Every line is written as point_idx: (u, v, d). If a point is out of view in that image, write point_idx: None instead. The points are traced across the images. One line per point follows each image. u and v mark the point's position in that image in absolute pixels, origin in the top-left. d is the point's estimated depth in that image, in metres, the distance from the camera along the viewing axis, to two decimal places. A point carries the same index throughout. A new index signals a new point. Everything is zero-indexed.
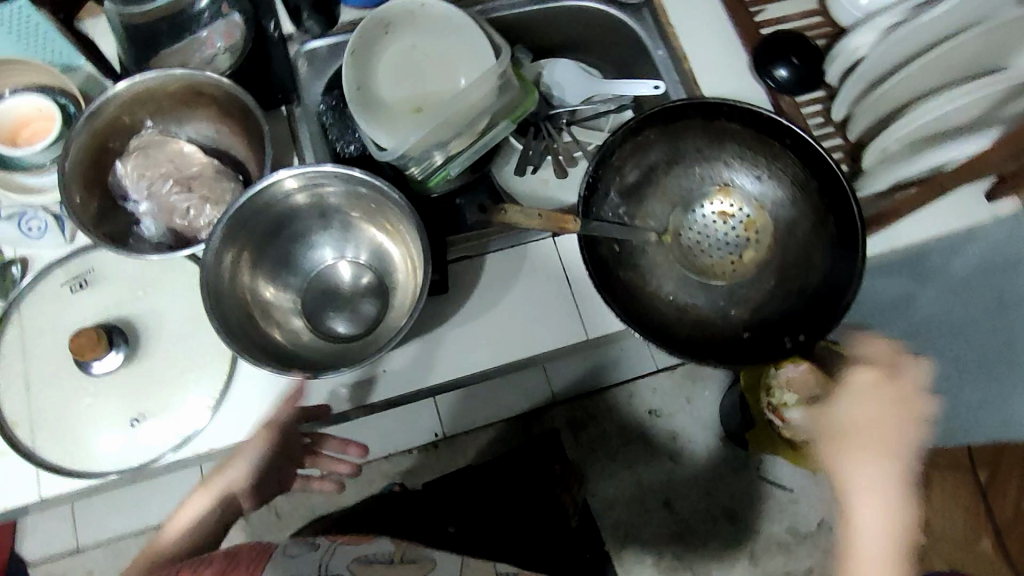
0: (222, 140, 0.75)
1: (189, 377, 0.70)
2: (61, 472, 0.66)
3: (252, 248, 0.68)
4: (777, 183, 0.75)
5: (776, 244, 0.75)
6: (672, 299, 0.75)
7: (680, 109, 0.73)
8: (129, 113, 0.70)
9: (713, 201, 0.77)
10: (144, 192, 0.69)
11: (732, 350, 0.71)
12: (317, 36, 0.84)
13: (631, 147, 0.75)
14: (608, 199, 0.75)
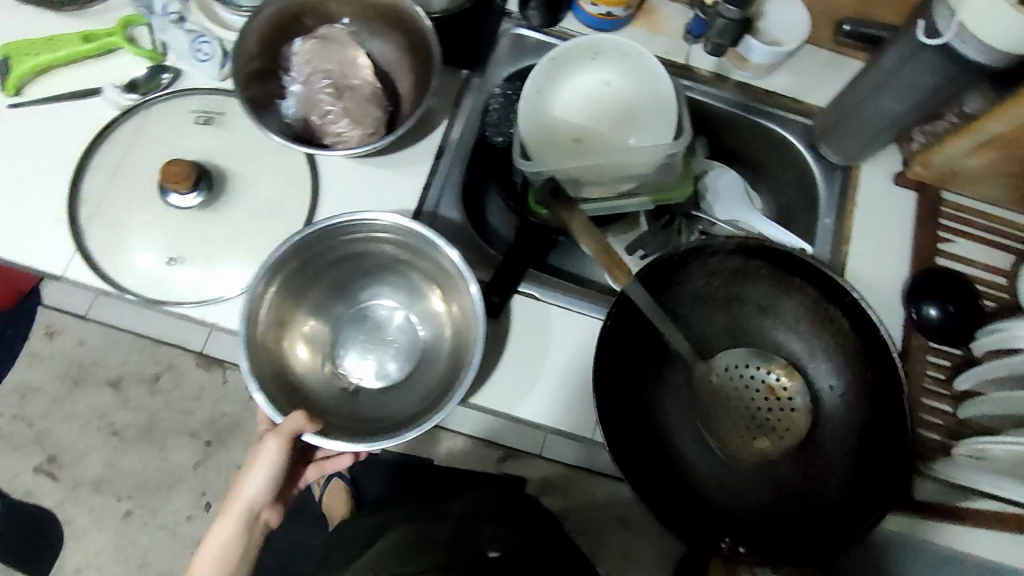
0: (394, 70, 0.76)
1: (238, 251, 0.72)
2: (91, 263, 0.70)
3: (300, 295, 0.72)
4: (840, 396, 0.71)
5: (800, 449, 0.72)
6: (666, 422, 0.72)
7: (808, 269, 0.68)
8: (333, 4, 0.73)
9: (771, 369, 0.74)
10: (303, 77, 0.72)
11: (688, 504, 0.67)
12: (532, 27, 0.83)
13: (736, 265, 0.71)
14: (677, 285, 0.72)
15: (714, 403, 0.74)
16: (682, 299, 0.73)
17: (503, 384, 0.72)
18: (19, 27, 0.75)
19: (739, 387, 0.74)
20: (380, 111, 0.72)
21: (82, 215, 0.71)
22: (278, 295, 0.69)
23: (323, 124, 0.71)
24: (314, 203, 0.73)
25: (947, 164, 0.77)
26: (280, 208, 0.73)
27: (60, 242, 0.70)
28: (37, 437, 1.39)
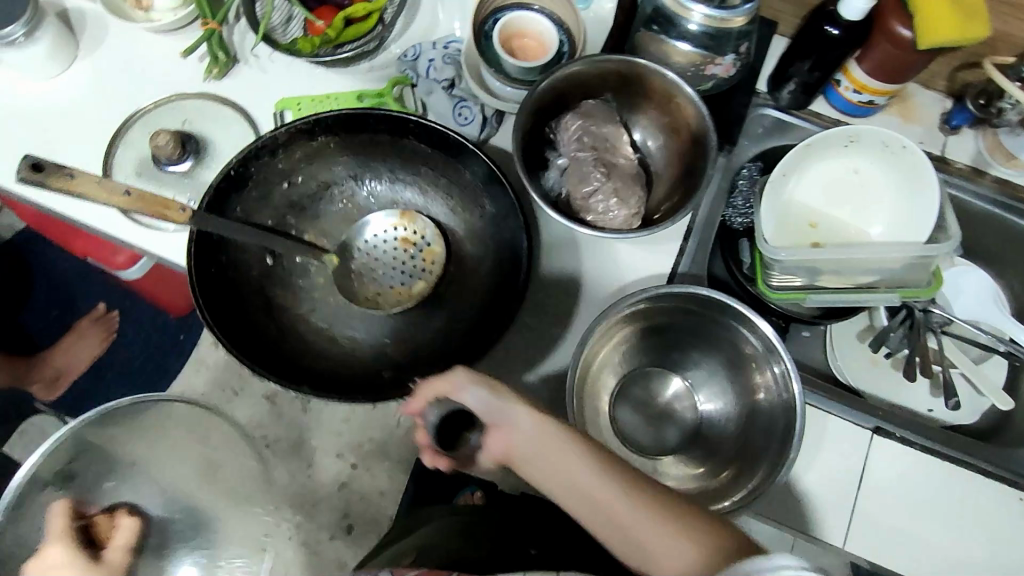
0: (652, 150, 0.76)
1: None
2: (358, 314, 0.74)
3: (627, 337, 0.69)
4: (461, 222, 0.75)
5: (445, 280, 0.75)
6: (325, 329, 0.73)
7: (364, 115, 0.69)
8: (603, 79, 0.73)
9: (396, 223, 0.76)
10: (570, 153, 0.72)
11: (360, 387, 0.68)
12: (779, 107, 0.81)
13: (305, 151, 0.71)
14: (238, 193, 0.69)
15: (353, 276, 0.75)
16: (241, 213, 0.70)
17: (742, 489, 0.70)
18: (295, 84, 0.80)
19: (377, 257, 0.76)
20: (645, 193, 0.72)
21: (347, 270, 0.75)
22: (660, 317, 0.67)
23: (586, 199, 0.71)
24: (562, 279, 0.74)
25: None
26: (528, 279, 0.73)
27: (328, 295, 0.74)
28: None
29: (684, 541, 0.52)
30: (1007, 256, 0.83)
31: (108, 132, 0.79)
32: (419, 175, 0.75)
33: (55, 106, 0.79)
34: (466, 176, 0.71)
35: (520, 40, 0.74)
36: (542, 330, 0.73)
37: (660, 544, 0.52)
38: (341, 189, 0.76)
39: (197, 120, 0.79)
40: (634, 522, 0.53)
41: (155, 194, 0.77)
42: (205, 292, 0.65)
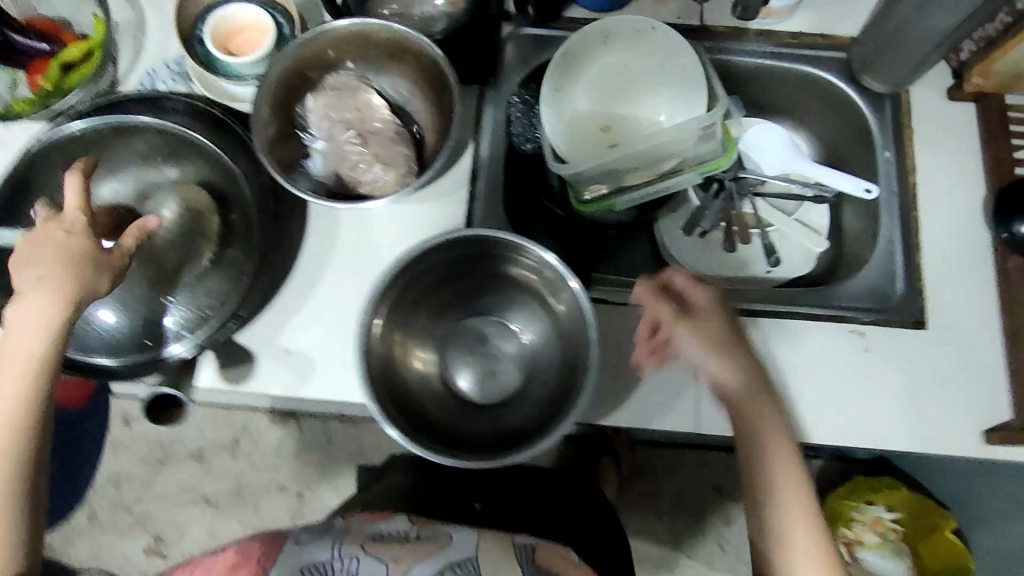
0: (410, 104, 0.75)
1: (293, 326, 0.71)
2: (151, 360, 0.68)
3: (410, 309, 0.68)
4: (238, 186, 0.72)
5: (235, 244, 0.71)
6: (123, 323, 0.68)
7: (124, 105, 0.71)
8: (337, 49, 0.72)
9: (176, 199, 0.71)
10: (324, 133, 0.70)
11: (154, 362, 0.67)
12: (535, 22, 0.80)
13: (83, 149, 0.70)
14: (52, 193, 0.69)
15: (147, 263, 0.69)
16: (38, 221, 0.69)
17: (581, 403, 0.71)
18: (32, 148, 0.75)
19: (166, 236, 0.70)
20: (409, 149, 0.70)
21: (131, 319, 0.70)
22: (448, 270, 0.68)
23: (355, 174, 0.70)
24: (360, 260, 0.73)
25: (1006, 71, 0.71)
26: (325, 273, 0.72)
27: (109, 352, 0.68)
28: (137, 523, 1.41)
29: (803, 523, 0.58)
30: (795, 102, 0.84)
31: None
32: (189, 155, 0.71)
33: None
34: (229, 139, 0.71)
35: (248, 45, 0.72)
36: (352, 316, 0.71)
37: (808, 556, 0.57)
38: (128, 179, 0.71)
39: None
40: (776, 470, 0.60)
41: None
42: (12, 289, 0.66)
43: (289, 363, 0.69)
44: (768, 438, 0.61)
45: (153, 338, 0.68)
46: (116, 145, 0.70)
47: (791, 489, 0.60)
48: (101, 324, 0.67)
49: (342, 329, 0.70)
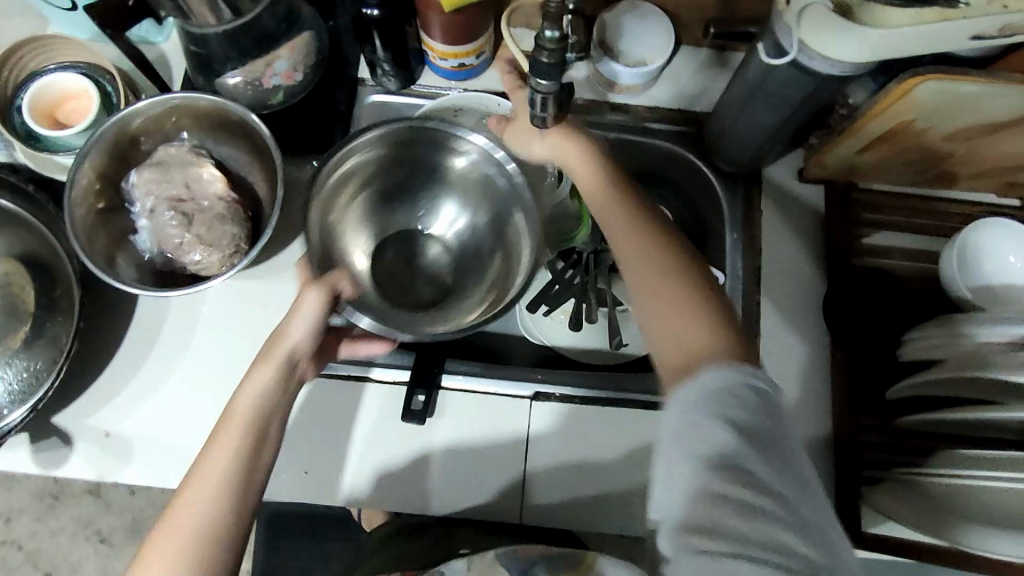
0: (249, 175, 0.74)
1: (113, 404, 0.69)
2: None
3: (371, 196, 0.72)
4: (58, 260, 0.70)
5: (53, 320, 0.69)
6: None
7: None
8: (168, 120, 0.71)
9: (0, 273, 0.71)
10: (148, 210, 0.69)
11: None
12: (389, 90, 0.79)
13: None
14: None
15: None
16: None
17: (404, 488, 0.71)
18: None
19: None
20: (237, 228, 0.69)
21: None
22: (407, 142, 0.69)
23: (179, 252, 0.69)
24: (188, 335, 0.71)
25: (841, 162, 0.71)
26: (151, 347, 0.71)
27: None
28: None
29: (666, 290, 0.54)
30: (656, 174, 0.84)
31: None
32: (10, 227, 0.70)
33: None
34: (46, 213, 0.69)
35: (75, 112, 0.70)
36: (176, 396, 0.69)
37: (679, 325, 0.53)
38: None
39: None
40: (650, 280, 0.55)
41: None
42: None
43: (101, 445, 0.68)
44: (648, 265, 0.56)
45: None
46: None
47: (647, 268, 0.56)
48: None
49: (162, 408, 0.69)
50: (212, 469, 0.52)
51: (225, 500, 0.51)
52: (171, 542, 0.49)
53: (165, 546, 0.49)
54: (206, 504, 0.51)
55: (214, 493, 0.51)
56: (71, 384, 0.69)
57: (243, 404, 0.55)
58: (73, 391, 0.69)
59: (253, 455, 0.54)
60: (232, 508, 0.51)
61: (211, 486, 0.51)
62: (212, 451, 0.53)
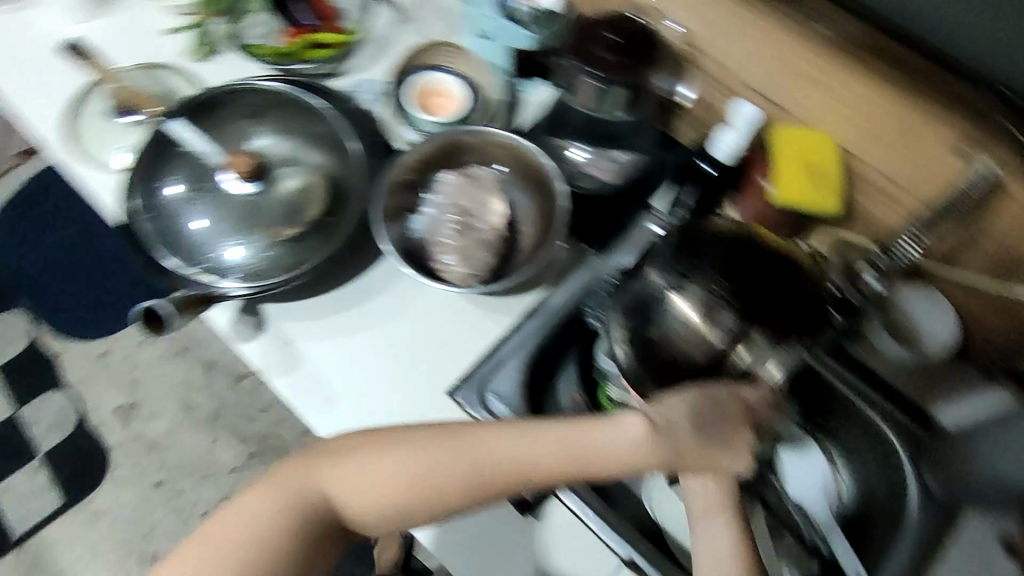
0: (524, 224, 0.81)
1: (313, 324, 0.78)
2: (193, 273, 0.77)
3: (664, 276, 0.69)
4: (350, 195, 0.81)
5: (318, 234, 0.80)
6: (206, 234, 0.80)
7: (324, 94, 0.86)
8: (497, 150, 0.81)
9: (306, 179, 0.83)
10: (439, 204, 0.79)
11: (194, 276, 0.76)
12: None
13: (267, 103, 0.85)
14: (235, 120, 0.85)
15: (258, 208, 0.82)
16: (212, 130, 0.84)
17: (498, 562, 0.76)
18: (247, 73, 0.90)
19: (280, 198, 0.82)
20: (492, 260, 0.76)
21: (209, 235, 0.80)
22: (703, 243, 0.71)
23: (439, 249, 0.77)
24: (397, 310, 0.79)
25: None
26: (364, 302, 0.79)
27: (175, 253, 0.78)
28: (130, 383, 1.55)
29: None
30: None
31: (83, 77, 0.90)
32: (337, 154, 0.83)
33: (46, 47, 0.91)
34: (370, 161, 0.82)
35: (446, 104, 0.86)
36: (357, 351, 0.77)
37: None
38: (291, 142, 0.85)
39: (160, 88, 0.90)
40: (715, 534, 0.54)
41: (100, 135, 0.87)
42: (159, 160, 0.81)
43: (279, 349, 0.77)
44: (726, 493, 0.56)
45: (215, 261, 0.78)
46: (298, 115, 0.85)
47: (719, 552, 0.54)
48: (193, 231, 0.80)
49: (340, 353, 0.77)
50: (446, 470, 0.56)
51: (430, 494, 0.56)
52: (367, 482, 0.57)
53: (335, 486, 0.57)
54: (399, 476, 0.57)
55: (404, 467, 0.57)
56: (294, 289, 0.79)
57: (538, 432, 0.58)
58: (295, 298, 0.79)
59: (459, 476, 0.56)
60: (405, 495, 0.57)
61: (422, 476, 0.56)
62: (457, 445, 0.57)
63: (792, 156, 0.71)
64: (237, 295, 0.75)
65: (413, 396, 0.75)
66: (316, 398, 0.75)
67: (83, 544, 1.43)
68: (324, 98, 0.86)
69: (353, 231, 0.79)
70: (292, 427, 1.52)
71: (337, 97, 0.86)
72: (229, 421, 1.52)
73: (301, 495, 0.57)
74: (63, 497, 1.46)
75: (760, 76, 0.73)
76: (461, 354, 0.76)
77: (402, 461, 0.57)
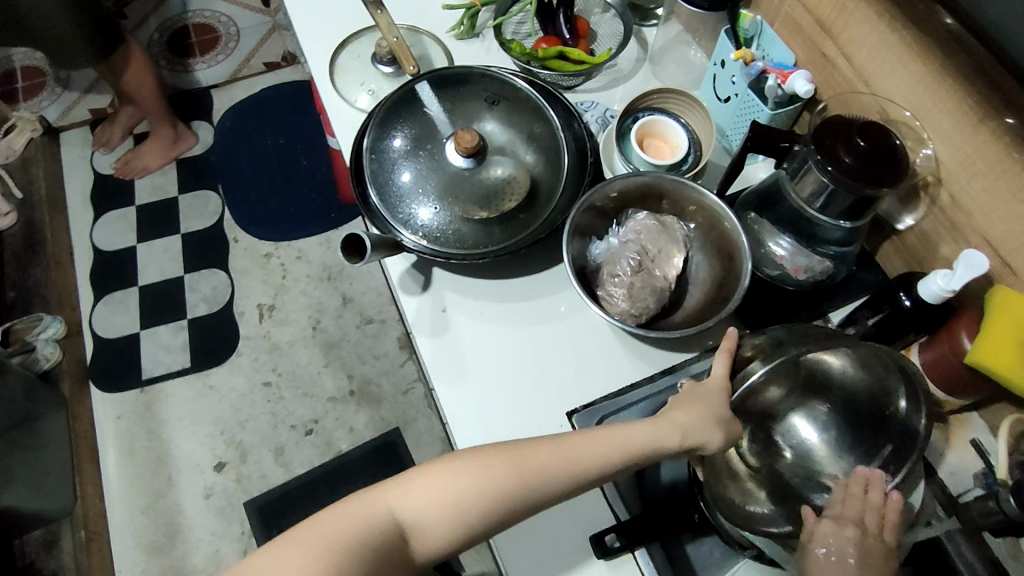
0: (694, 287, 0.82)
1: (471, 302, 0.83)
2: (390, 223, 0.84)
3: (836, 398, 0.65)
4: (544, 204, 0.86)
5: (504, 228, 0.85)
6: (412, 190, 0.87)
7: (557, 104, 0.91)
8: (695, 209, 0.82)
9: (512, 173, 0.88)
10: (623, 237, 0.81)
11: (389, 226, 0.84)
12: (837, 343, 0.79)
13: (505, 94, 0.91)
14: (471, 100, 0.92)
15: (461, 182, 0.87)
16: (449, 100, 0.91)
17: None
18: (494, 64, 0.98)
19: (483, 182, 0.88)
20: (654, 308, 0.78)
21: (412, 193, 0.87)
22: (831, 364, 0.66)
23: (608, 277, 0.79)
24: (547, 321, 0.82)
25: None
26: (521, 302, 0.83)
27: (381, 198, 0.86)
28: (277, 288, 1.70)
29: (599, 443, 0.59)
30: None
31: (362, 23, 1.01)
32: (547, 160, 0.88)
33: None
34: (575, 180, 0.86)
35: (659, 149, 0.87)
36: (499, 342, 0.81)
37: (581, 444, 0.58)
38: (511, 136, 0.90)
39: (418, 52, 1.00)
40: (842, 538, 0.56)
41: (356, 73, 0.97)
42: (397, 114, 0.89)
43: (435, 313, 0.82)
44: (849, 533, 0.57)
45: (408, 214, 0.85)
46: (528, 114, 0.90)
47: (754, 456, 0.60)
48: (402, 184, 0.87)
49: (484, 337, 0.81)
50: (503, 468, 0.56)
51: (488, 503, 0.55)
52: (433, 498, 0.55)
53: (407, 503, 0.55)
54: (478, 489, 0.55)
55: (470, 488, 0.55)
56: (466, 266, 0.84)
57: (588, 446, 0.58)
58: (463, 274, 0.85)
59: (531, 487, 0.56)
60: (476, 509, 0.55)
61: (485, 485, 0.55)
62: (514, 454, 0.57)
63: (1006, 317, 0.65)
64: (416, 250, 0.83)
65: (536, 404, 0.77)
66: (448, 370, 0.79)
67: (189, 408, 1.59)
68: (556, 107, 0.91)
69: (536, 233, 0.83)
70: (393, 382, 1.60)
71: (567, 110, 0.90)
72: (344, 355, 1.63)
73: (367, 517, 0.55)
74: (190, 361, 1.63)
75: (998, 229, 0.68)
76: (592, 382, 0.78)
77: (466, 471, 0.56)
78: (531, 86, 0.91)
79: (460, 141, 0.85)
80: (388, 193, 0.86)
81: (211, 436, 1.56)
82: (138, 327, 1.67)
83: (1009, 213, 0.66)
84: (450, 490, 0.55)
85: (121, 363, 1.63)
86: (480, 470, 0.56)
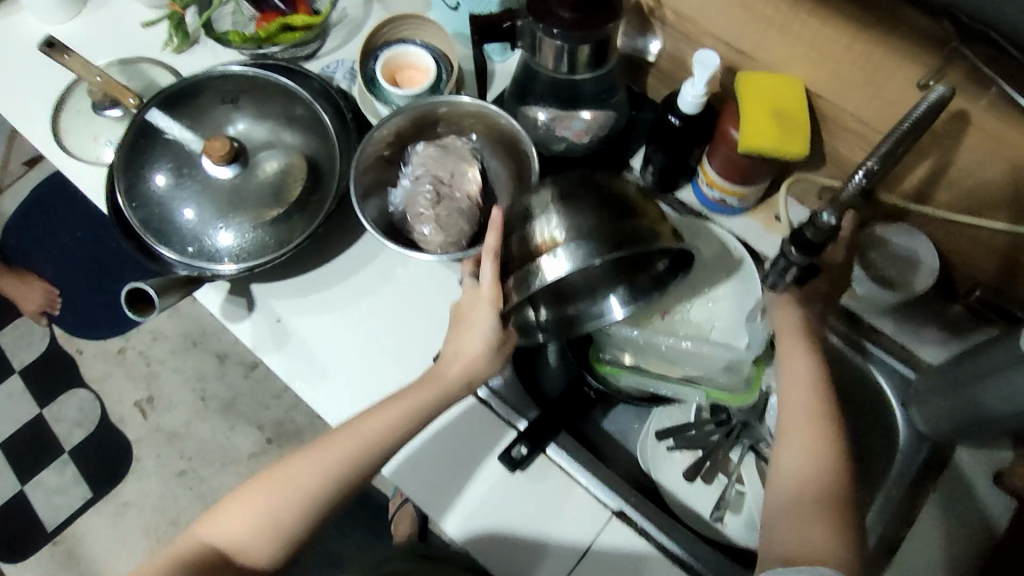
0: (501, 191, 0.83)
1: (300, 301, 0.80)
2: (183, 261, 0.79)
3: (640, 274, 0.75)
4: (330, 178, 0.83)
5: (300, 217, 0.82)
6: (191, 220, 0.81)
7: (300, 76, 0.87)
8: (469, 120, 0.82)
9: (286, 161, 0.84)
10: (413, 175, 0.80)
11: (182, 265, 0.79)
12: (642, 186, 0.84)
13: (244, 88, 0.86)
14: (212, 107, 0.86)
15: (237, 191, 0.83)
16: (191, 117, 0.85)
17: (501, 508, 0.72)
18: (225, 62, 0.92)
19: (260, 182, 0.83)
20: (468, 227, 0.78)
21: (191, 224, 0.81)
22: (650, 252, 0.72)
23: (414, 219, 0.78)
24: (381, 283, 0.80)
25: None
26: (350, 277, 0.81)
27: (163, 243, 0.80)
28: (146, 378, 1.59)
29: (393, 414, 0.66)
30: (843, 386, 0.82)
31: (69, 77, 0.92)
32: (314, 135, 0.85)
33: (30, 49, 0.94)
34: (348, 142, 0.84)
35: (410, 77, 0.85)
36: (344, 326, 0.79)
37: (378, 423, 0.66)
38: (270, 126, 0.87)
39: (142, 82, 0.92)
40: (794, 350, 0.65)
41: (85, 130, 0.89)
42: (141, 152, 0.83)
43: (269, 325, 0.79)
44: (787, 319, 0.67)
45: (198, 245, 0.80)
46: (275, 98, 0.86)
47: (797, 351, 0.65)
48: (177, 218, 0.81)
49: (326, 327, 0.79)
50: (296, 480, 0.65)
51: (299, 506, 0.64)
52: (249, 514, 0.64)
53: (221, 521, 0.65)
54: (287, 495, 0.64)
55: (273, 505, 0.64)
56: (280, 270, 0.81)
57: (380, 424, 0.66)
58: (280, 278, 0.81)
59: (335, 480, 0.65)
60: (296, 508, 0.64)
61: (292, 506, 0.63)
62: (316, 457, 0.65)
63: (754, 97, 0.70)
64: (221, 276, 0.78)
65: (401, 365, 0.77)
66: (306, 373, 0.77)
67: (111, 534, 1.48)
68: (300, 80, 0.87)
69: (333, 209, 0.81)
70: (304, 413, 1.55)
71: (312, 79, 0.87)
72: (243, 409, 1.56)
73: (181, 554, 0.65)
74: (91, 490, 1.51)
75: (722, 25, 0.72)
76: (445, 322, 0.78)
77: (272, 490, 0.64)
78: (266, 70, 0.87)
79: (214, 151, 0.80)
80: (167, 234, 0.81)
81: (147, 550, 1.47)
82: (18, 484, 1.53)
83: (721, 5, 0.70)
84: (268, 501, 0.64)
85: (18, 527, 1.50)
86: (295, 478, 0.65)
